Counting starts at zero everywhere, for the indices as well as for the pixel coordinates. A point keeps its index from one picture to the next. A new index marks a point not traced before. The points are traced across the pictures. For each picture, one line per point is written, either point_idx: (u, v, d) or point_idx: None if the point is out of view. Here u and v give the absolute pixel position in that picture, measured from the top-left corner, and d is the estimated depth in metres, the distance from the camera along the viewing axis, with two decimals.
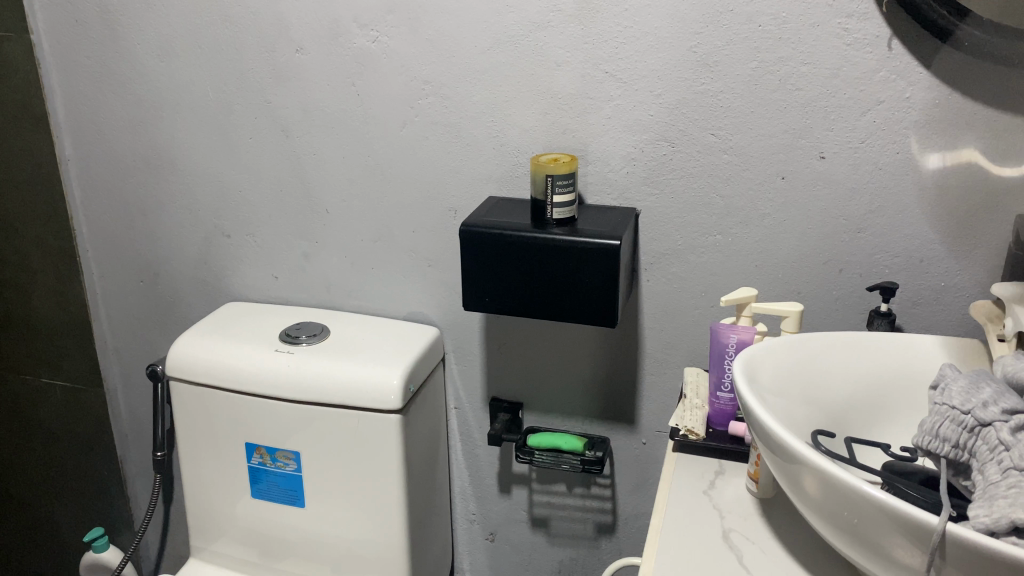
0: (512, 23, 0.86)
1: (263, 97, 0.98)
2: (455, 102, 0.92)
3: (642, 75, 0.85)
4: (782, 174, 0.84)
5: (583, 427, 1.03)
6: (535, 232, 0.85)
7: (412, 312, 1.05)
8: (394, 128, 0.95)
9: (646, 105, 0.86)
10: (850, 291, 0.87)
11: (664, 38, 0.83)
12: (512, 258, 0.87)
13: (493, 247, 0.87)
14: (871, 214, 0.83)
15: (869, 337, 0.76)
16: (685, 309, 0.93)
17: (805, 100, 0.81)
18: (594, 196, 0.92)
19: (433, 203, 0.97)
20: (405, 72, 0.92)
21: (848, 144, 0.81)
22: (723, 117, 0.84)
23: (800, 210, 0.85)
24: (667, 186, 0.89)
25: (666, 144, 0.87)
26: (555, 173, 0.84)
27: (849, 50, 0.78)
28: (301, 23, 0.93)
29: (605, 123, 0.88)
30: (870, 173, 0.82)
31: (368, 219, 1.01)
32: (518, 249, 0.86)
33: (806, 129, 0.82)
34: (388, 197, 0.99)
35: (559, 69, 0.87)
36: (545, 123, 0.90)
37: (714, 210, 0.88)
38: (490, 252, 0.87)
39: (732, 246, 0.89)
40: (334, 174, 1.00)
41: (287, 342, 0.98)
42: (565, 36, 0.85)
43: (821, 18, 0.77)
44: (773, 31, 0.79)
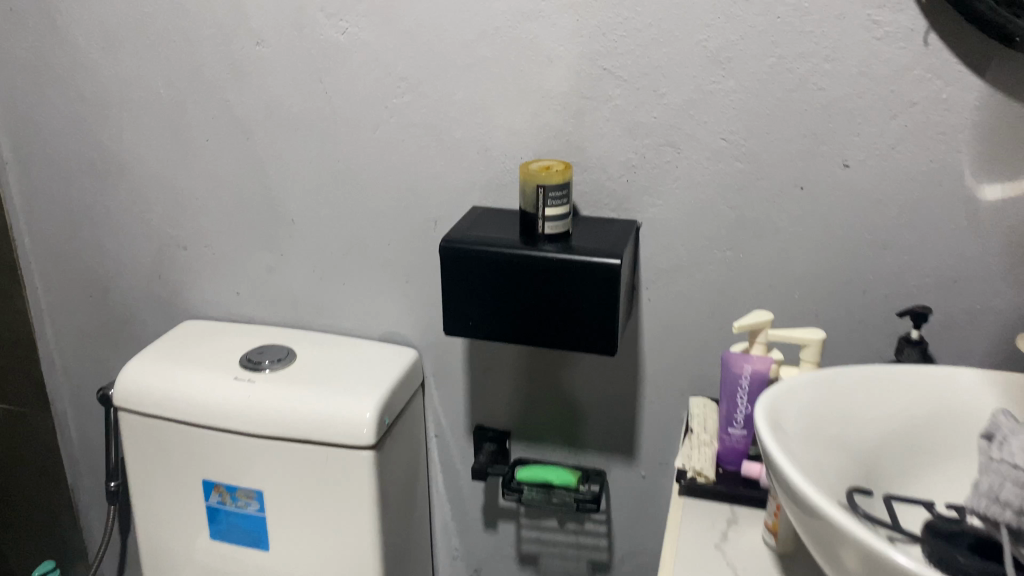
0: (497, 14, 0.77)
1: (220, 94, 0.88)
2: (434, 101, 0.82)
3: (643, 71, 0.75)
4: (801, 184, 0.75)
5: (576, 458, 0.93)
6: (524, 248, 0.76)
7: (386, 332, 0.95)
8: (367, 130, 0.85)
9: (648, 106, 0.76)
10: (875, 313, 0.78)
11: (669, 32, 0.73)
12: (499, 278, 0.77)
13: (477, 266, 0.77)
14: (899, 229, 0.74)
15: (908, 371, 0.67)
16: (690, 332, 0.84)
17: (828, 101, 0.72)
18: (590, 205, 0.82)
19: (411, 213, 0.88)
20: (378, 67, 0.82)
21: (875, 151, 0.72)
22: (735, 120, 0.75)
23: (821, 223, 0.76)
24: (672, 195, 0.79)
25: (670, 149, 0.77)
26: (547, 183, 0.75)
27: (879, 45, 0.69)
28: (261, 13, 0.83)
29: (603, 126, 0.78)
30: (900, 183, 0.73)
31: (339, 231, 0.91)
32: (505, 268, 0.76)
33: (828, 134, 0.73)
34: (360, 205, 0.89)
35: (551, 65, 0.77)
36: (535, 125, 0.80)
37: (724, 222, 0.79)
38: (474, 270, 0.77)
39: (744, 262, 0.80)
40: (300, 180, 0.90)
41: (249, 368, 0.89)
42: (557, 28, 0.76)
43: (847, 9, 0.68)
44: (795, 23, 0.70)
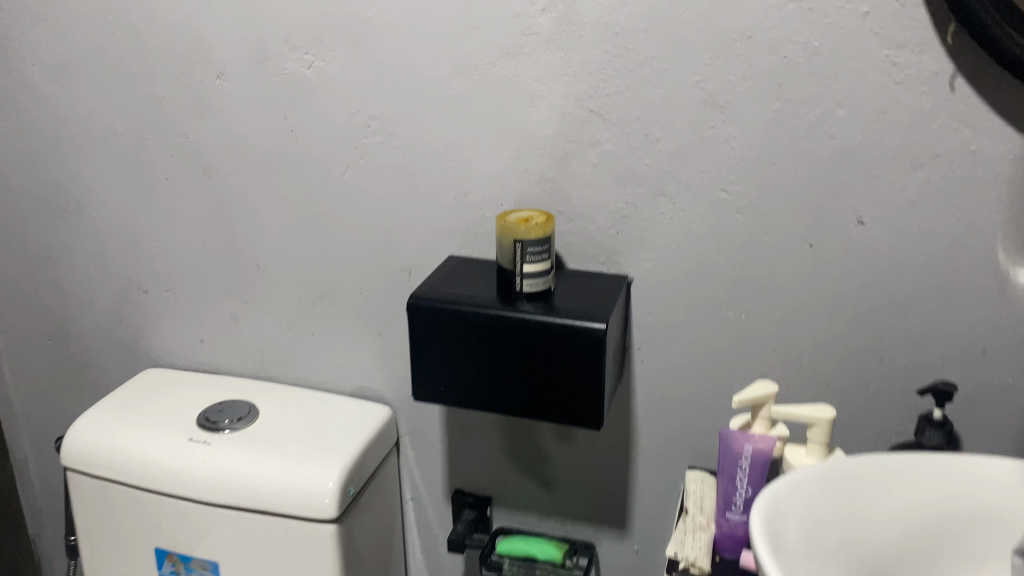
0: (475, 49, 0.70)
1: (180, 130, 0.82)
2: (407, 142, 0.75)
3: (635, 114, 0.68)
4: (810, 241, 0.68)
5: (563, 529, 0.86)
6: (499, 308, 0.68)
7: (359, 387, 0.88)
8: (336, 172, 0.78)
9: (641, 151, 0.69)
10: (892, 385, 0.70)
11: (663, 72, 0.66)
12: (472, 341, 0.69)
13: (448, 327, 0.70)
14: (920, 292, 0.66)
15: (935, 459, 0.59)
16: (686, 398, 0.76)
17: (841, 150, 0.64)
18: (576, 258, 0.75)
19: (384, 262, 0.80)
20: (347, 104, 0.75)
21: (894, 207, 0.65)
22: (736, 169, 0.67)
23: (832, 284, 0.68)
24: (666, 249, 0.71)
25: (664, 200, 0.70)
26: (526, 236, 0.67)
27: (898, 90, 0.61)
28: (221, 44, 0.76)
29: (590, 172, 0.71)
30: (922, 242, 0.65)
31: (307, 279, 0.84)
32: (478, 331, 0.69)
33: (841, 187, 0.65)
34: (329, 252, 0.82)
35: (533, 106, 0.70)
36: (516, 170, 0.73)
37: (725, 280, 0.71)
38: (444, 332, 0.70)
39: (746, 325, 0.72)
40: (266, 223, 0.83)
41: (207, 429, 0.82)
42: (540, 66, 0.69)
43: (862, 49, 0.61)
44: (803, 64, 0.63)
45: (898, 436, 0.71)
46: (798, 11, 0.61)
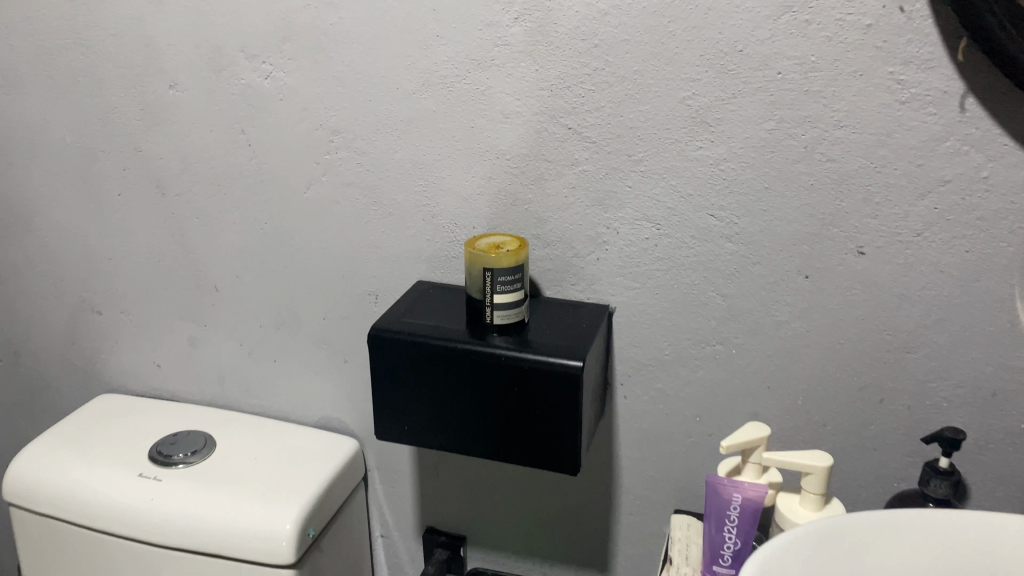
0: (444, 60, 0.64)
1: (132, 143, 0.76)
2: (373, 159, 0.70)
3: (616, 132, 0.63)
4: (806, 271, 0.62)
5: (541, 571, 0.80)
6: (468, 342, 0.62)
7: (325, 418, 0.82)
8: (297, 190, 0.73)
9: (623, 173, 0.64)
10: (894, 428, 0.65)
11: (647, 87, 0.61)
12: (438, 378, 0.64)
13: (413, 362, 0.64)
14: (924, 329, 0.61)
15: (939, 516, 0.53)
16: (672, 437, 0.71)
17: (840, 175, 0.59)
18: (553, 286, 0.69)
19: (349, 287, 0.75)
20: (308, 118, 0.70)
21: (897, 237, 0.59)
22: (726, 193, 0.62)
23: (829, 318, 0.63)
24: (651, 278, 0.66)
25: (648, 226, 0.65)
26: (496, 265, 0.61)
27: (902, 110, 0.56)
28: (173, 52, 0.71)
29: (568, 195, 0.66)
30: (927, 275, 0.60)
31: (269, 303, 0.79)
32: (444, 367, 0.63)
33: (839, 214, 0.60)
34: (291, 274, 0.77)
35: (506, 122, 0.65)
36: (489, 191, 0.67)
37: (713, 312, 0.66)
38: (409, 368, 0.64)
39: (736, 360, 0.66)
40: (224, 243, 0.78)
41: (159, 463, 0.76)
42: (514, 79, 0.63)
43: (863, 65, 0.56)
44: (799, 81, 0.58)
45: (899, 481, 0.66)
46: (793, 24, 0.56)
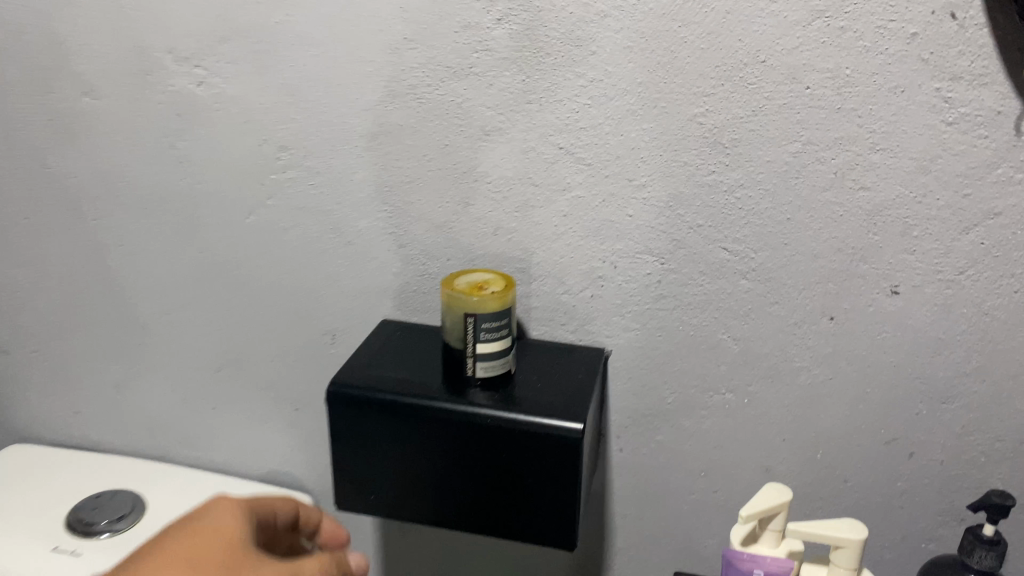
0: (414, 67, 0.55)
1: (41, 160, 0.65)
2: (329, 180, 0.60)
3: (615, 154, 0.54)
4: (831, 312, 0.55)
5: None
6: (446, 401, 0.53)
7: (276, 470, 0.72)
8: (239, 215, 0.63)
9: (623, 200, 0.55)
10: (925, 484, 0.58)
11: (653, 102, 0.52)
12: (412, 442, 0.55)
13: (380, 424, 0.55)
14: (963, 377, 0.54)
15: None
16: (673, 493, 0.63)
17: (873, 205, 0.52)
18: (539, 327, 0.60)
19: (303, 326, 0.65)
20: (252, 132, 0.59)
21: (937, 275, 0.52)
22: (742, 224, 0.54)
23: (855, 364, 0.56)
24: (653, 318, 0.58)
25: (651, 259, 0.56)
26: (481, 310, 0.52)
27: (949, 133, 0.49)
28: (86, 53, 0.60)
29: (558, 224, 0.57)
30: (968, 317, 0.53)
31: (209, 343, 0.68)
32: (419, 430, 0.54)
33: (872, 249, 0.53)
34: (233, 311, 0.66)
35: (487, 140, 0.56)
36: (466, 219, 0.58)
37: (724, 356, 0.58)
38: (376, 430, 0.55)
39: (748, 409, 0.59)
40: (153, 275, 0.67)
41: (79, 535, 0.65)
42: (496, 91, 0.54)
43: (906, 80, 0.49)
44: (830, 98, 0.50)
45: (925, 538, 0.60)
46: (826, 31, 0.48)
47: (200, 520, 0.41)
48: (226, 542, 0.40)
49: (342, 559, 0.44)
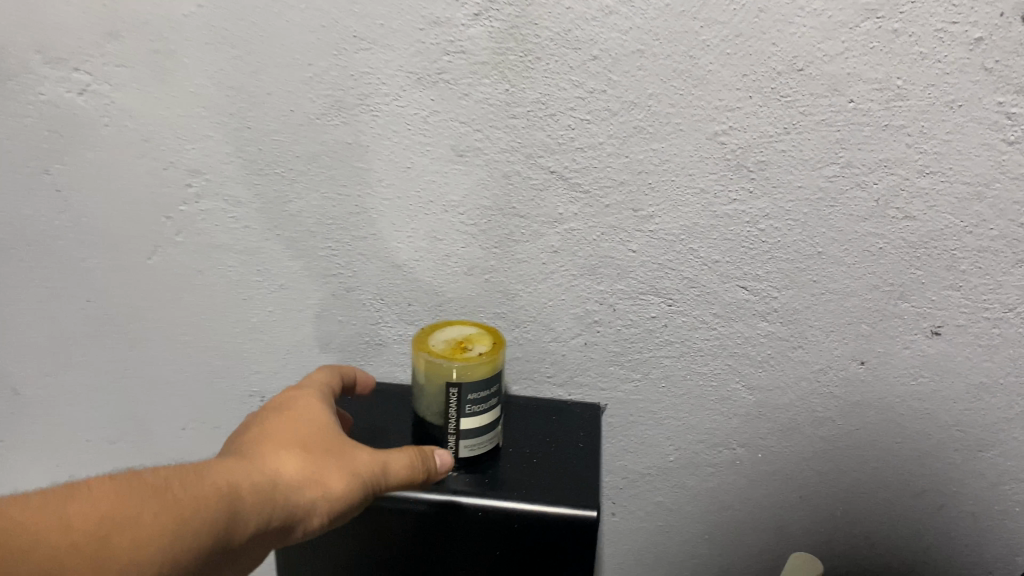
0: (364, 73, 0.43)
1: None
2: (257, 213, 0.48)
3: (618, 179, 0.45)
4: (861, 356, 0.48)
5: None
6: (428, 492, 0.44)
7: None
8: (139, 256, 0.50)
9: (626, 235, 0.46)
10: (952, 536, 0.53)
11: (665, 118, 0.43)
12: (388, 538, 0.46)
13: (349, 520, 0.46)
14: (1004, 424, 0.49)
15: None
16: (672, 552, 0.57)
17: (918, 236, 0.44)
18: (522, 381, 0.52)
19: (232, 383, 0.54)
20: (152, 154, 0.47)
21: (984, 314, 0.46)
22: (764, 258, 0.46)
23: (884, 412, 0.49)
24: (655, 368, 0.50)
25: (657, 301, 0.48)
26: (466, 380, 0.42)
27: (1009, 153, 0.42)
28: None
29: (546, 262, 0.47)
30: (1015, 360, 0.47)
31: (111, 406, 0.56)
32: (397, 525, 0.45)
33: (912, 285, 0.46)
34: (137, 371, 0.55)
35: (460, 162, 0.45)
36: (434, 256, 0.48)
37: (736, 408, 0.51)
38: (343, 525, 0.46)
39: (761, 465, 0.52)
40: (26, 331, 0.54)
41: None
42: (472, 103, 0.43)
43: (965, 93, 0.41)
44: (877, 113, 0.42)
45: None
46: (877, 34, 0.40)
47: (290, 411, 0.41)
48: (322, 429, 0.40)
49: (428, 451, 0.43)
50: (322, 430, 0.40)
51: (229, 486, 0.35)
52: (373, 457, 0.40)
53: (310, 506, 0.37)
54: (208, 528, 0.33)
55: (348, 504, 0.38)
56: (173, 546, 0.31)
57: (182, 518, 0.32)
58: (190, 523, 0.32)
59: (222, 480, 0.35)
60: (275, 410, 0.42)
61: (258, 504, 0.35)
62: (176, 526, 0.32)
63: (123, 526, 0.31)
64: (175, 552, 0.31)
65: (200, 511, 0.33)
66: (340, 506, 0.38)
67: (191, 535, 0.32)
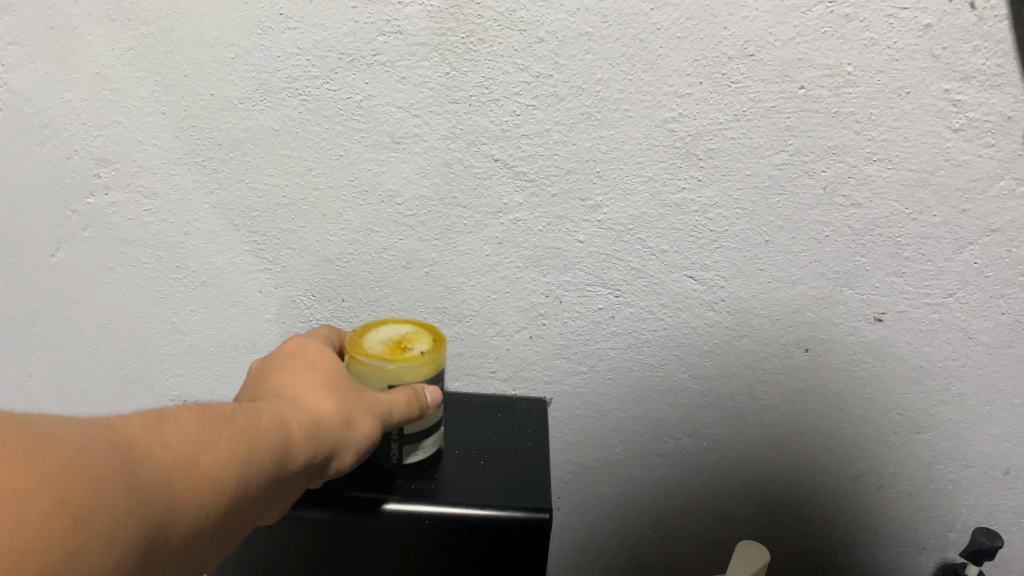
0: (289, 53, 0.40)
1: None
2: (176, 205, 0.44)
3: (565, 168, 0.42)
4: (806, 344, 0.48)
5: None
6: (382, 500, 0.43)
7: None
8: (46, 251, 0.46)
9: (572, 227, 0.44)
10: (888, 513, 0.54)
11: (613, 104, 0.41)
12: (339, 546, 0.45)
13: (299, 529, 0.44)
14: (939, 406, 0.50)
15: None
16: (617, 534, 0.57)
17: (864, 225, 0.44)
18: (463, 378, 0.51)
19: (156, 383, 0.52)
20: (56, 141, 0.43)
21: (926, 301, 0.46)
22: (711, 247, 0.45)
23: (827, 399, 0.50)
24: (601, 360, 0.49)
25: (604, 292, 0.47)
26: (403, 377, 0.40)
27: (953, 141, 0.41)
28: None
29: (490, 255, 0.46)
30: (954, 344, 0.47)
31: (27, 406, 0.53)
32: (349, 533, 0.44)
33: (857, 274, 0.45)
34: (52, 372, 0.52)
35: (397, 150, 0.42)
36: (371, 249, 0.46)
37: (682, 396, 0.51)
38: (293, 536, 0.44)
39: (706, 452, 0.53)
40: None
41: None
42: (410, 86, 0.40)
43: (911, 79, 0.39)
44: (826, 99, 0.40)
45: (879, 556, 0.57)
46: (828, 19, 0.38)
47: (304, 356, 0.40)
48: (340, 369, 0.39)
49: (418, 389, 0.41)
50: (335, 367, 0.39)
51: (280, 423, 0.33)
52: (374, 392, 0.39)
53: (341, 444, 0.36)
54: (266, 459, 0.31)
55: (369, 446, 0.38)
56: (245, 472, 0.30)
57: (249, 449, 0.31)
58: (255, 453, 0.31)
59: (269, 416, 0.33)
60: (281, 360, 0.40)
61: (304, 440, 0.34)
62: (244, 457, 0.30)
63: (205, 450, 0.29)
64: (244, 485, 0.30)
65: (260, 440, 0.31)
66: (365, 444, 0.37)
67: (257, 462, 0.31)
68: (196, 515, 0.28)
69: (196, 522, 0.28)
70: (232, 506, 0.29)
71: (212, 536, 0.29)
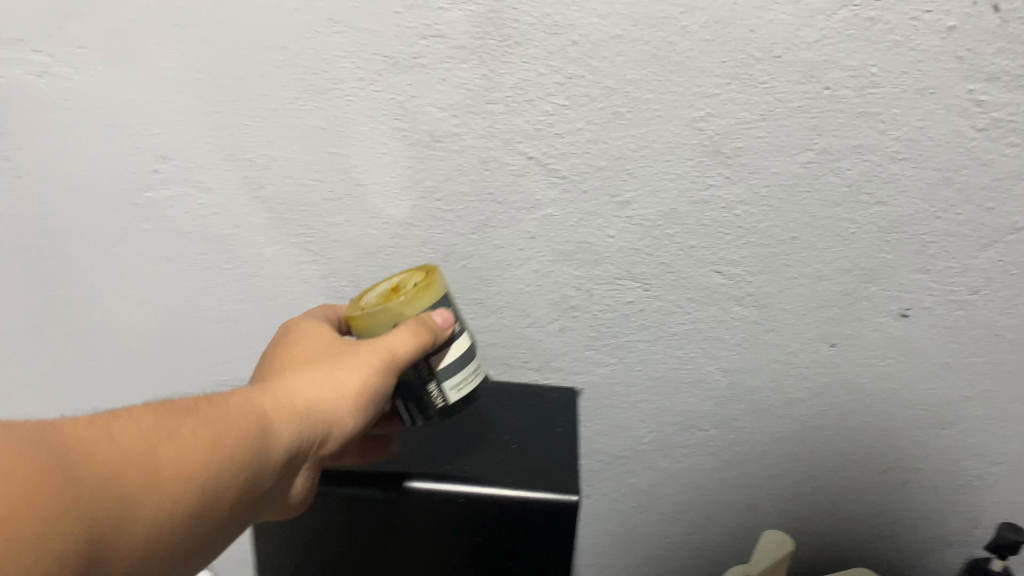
0: (335, 56, 0.42)
1: None
2: (229, 199, 0.47)
3: (596, 165, 0.44)
4: (832, 339, 0.49)
5: None
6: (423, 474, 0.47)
7: None
8: (109, 242, 0.49)
9: (603, 223, 0.46)
10: (911, 504, 0.56)
11: (644, 104, 0.42)
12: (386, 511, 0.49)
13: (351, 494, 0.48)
14: (964, 401, 0.51)
15: None
16: (646, 521, 0.59)
17: (889, 222, 0.45)
18: (497, 367, 0.53)
19: (210, 366, 0.55)
20: (118, 139, 0.45)
21: (951, 298, 0.47)
22: (738, 243, 0.46)
23: (853, 393, 0.51)
24: (631, 352, 0.51)
25: (634, 286, 0.48)
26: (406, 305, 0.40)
27: (977, 141, 0.42)
28: None
29: (524, 249, 0.48)
30: (978, 340, 0.48)
31: (90, 386, 0.57)
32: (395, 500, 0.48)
33: (882, 270, 0.46)
34: (113, 355, 0.55)
35: (437, 148, 0.44)
36: (411, 242, 0.48)
37: (710, 389, 0.52)
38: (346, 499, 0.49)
39: (733, 443, 0.54)
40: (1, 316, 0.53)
41: None
42: (449, 87, 0.42)
43: (937, 81, 0.40)
44: (851, 100, 0.41)
45: (902, 545, 0.58)
46: (853, 22, 0.39)
47: (295, 343, 0.42)
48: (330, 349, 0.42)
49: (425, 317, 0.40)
50: (321, 350, 0.41)
51: (250, 410, 0.36)
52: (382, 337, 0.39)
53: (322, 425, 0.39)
54: (236, 444, 0.34)
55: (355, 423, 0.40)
56: (207, 458, 0.33)
57: (210, 438, 0.33)
58: (215, 442, 0.33)
59: (240, 405, 0.36)
60: (276, 350, 0.43)
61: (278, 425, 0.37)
62: (202, 446, 0.33)
63: (162, 442, 0.31)
64: (207, 469, 0.32)
65: (221, 429, 0.34)
66: (349, 423, 0.39)
67: (219, 448, 0.33)
68: (157, 501, 0.30)
69: (159, 507, 0.30)
70: (197, 490, 0.32)
71: (185, 518, 0.32)
